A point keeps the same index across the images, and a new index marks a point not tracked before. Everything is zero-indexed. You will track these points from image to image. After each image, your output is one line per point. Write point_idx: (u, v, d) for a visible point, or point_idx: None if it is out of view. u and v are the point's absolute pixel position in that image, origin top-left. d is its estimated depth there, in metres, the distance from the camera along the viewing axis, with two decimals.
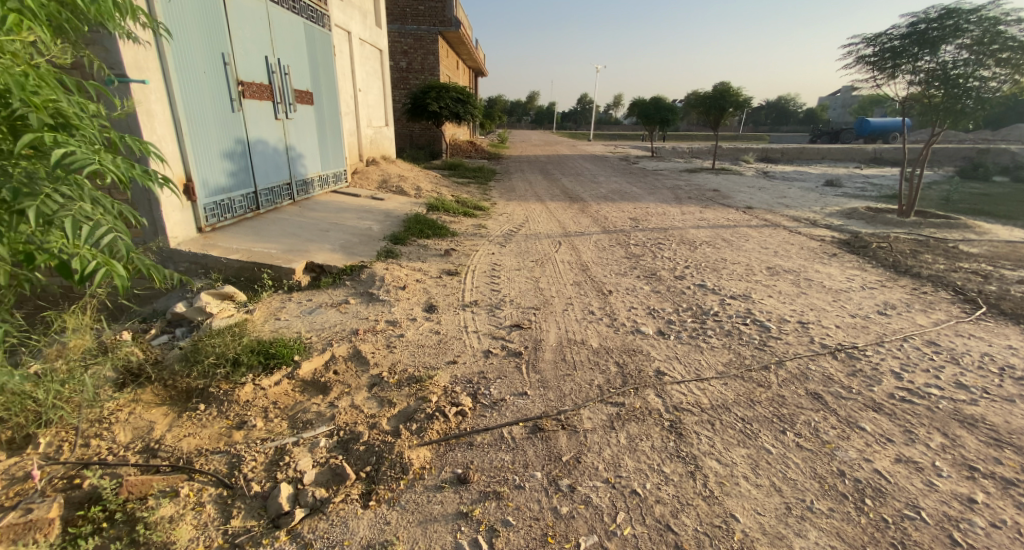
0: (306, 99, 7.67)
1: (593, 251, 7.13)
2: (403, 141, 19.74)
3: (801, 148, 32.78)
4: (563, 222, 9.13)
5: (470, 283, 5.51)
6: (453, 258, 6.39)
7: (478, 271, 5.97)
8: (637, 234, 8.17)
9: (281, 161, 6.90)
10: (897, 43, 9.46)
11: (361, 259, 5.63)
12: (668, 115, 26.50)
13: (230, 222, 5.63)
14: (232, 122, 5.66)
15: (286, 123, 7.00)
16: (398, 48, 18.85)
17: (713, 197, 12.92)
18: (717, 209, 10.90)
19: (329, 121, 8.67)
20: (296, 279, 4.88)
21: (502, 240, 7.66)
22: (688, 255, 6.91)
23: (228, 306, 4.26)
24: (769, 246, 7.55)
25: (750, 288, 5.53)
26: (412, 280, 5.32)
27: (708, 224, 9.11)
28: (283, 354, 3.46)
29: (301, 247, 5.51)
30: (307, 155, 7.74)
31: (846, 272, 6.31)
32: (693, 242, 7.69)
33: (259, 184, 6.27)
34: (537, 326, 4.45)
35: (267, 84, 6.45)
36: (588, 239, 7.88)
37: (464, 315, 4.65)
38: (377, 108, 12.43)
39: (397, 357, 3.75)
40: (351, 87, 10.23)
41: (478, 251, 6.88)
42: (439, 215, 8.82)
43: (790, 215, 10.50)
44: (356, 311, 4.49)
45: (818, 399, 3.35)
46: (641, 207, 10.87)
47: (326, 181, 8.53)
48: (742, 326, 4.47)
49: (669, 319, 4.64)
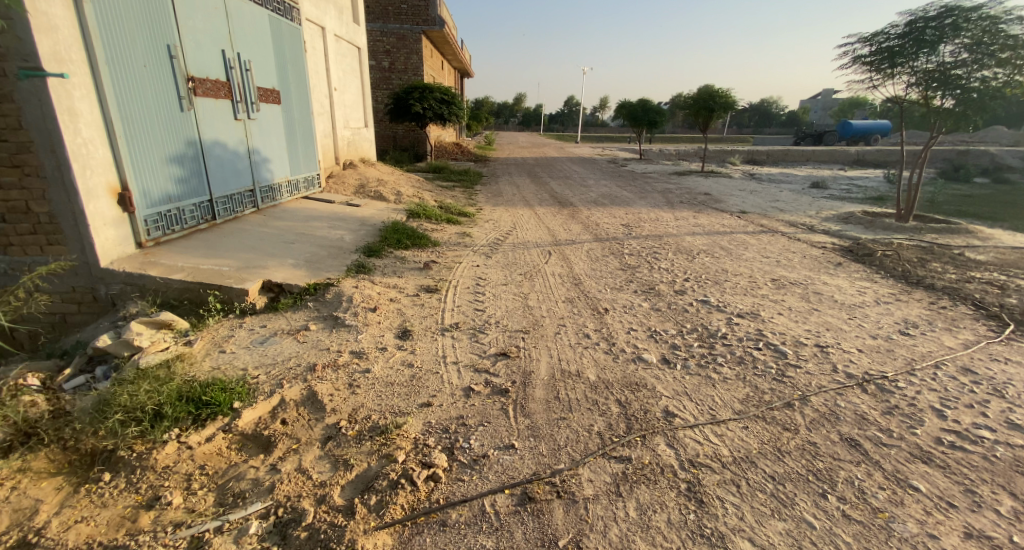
0: (273, 98, 7.07)
1: (584, 262, 6.59)
2: (385, 143, 19.09)
3: (787, 150, 32.69)
4: (551, 230, 8.59)
5: (449, 302, 4.93)
6: (432, 272, 5.81)
7: (459, 287, 5.40)
8: (631, 242, 7.67)
9: (242, 165, 6.29)
10: (895, 43, 9.00)
11: (328, 275, 5.04)
12: (656, 117, 26.19)
13: (179, 234, 5.03)
14: (181, 123, 5.05)
15: (248, 124, 6.40)
16: (380, 47, 18.21)
17: (705, 201, 12.50)
18: (711, 214, 10.47)
19: (300, 122, 8.05)
20: (250, 302, 4.30)
21: (487, 250, 7.09)
22: (687, 266, 6.40)
23: (164, 337, 3.67)
24: (770, 255, 7.09)
25: (758, 304, 5.03)
26: (384, 300, 4.73)
27: (704, 231, 8.63)
28: (219, 401, 2.91)
29: (259, 263, 4.92)
30: (274, 160, 7.14)
31: (857, 284, 5.84)
32: (691, 251, 7.20)
33: (215, 191, 5.66)
34: (525, 355, 3.89)
35: (224, 81, 5.84)
36: (579, 248, 7.34)
37: (442, 342, 4.07)
38: (356, 108, 11.83)
39: (361, 399, 3.17)
40: (326, 85, 9.61)
41: (459, 263, 6.31)
42: (419, 222, 8.24)
43: (786, 220, 10.11)
44: (317, 340, 3.91)
45: (856, 447, 2.84)
46: (633, 212, 10.39)
47: (297, 186, 7.92)
48: (756, 352, 3.95)
49: (673, 343, 4.11)
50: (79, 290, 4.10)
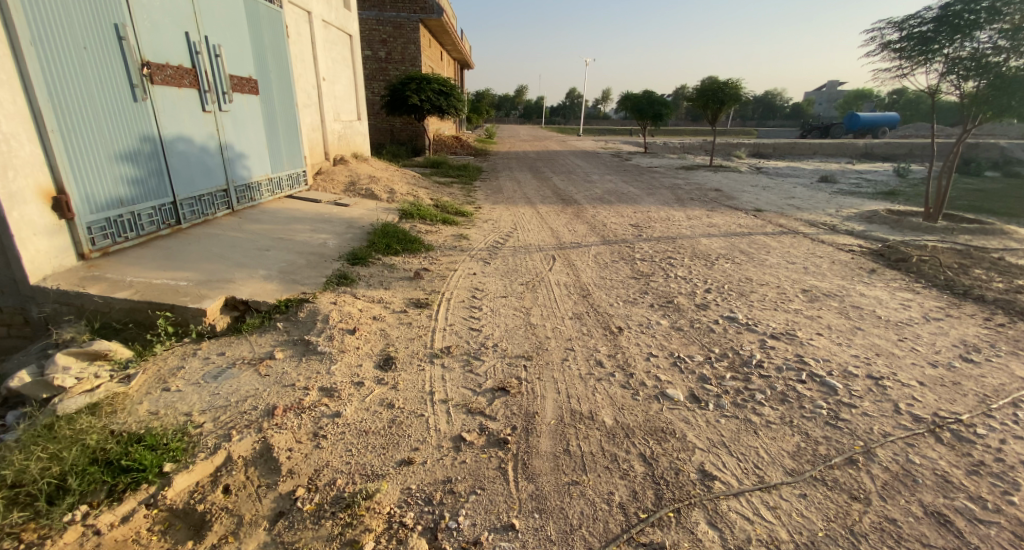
0: (251, 88, 6.48)
1: (592, 270, 5.97)
2: (382, 136, 18.44)
3: (793, 143, 31.87)
4: (553, 231, 7.96)
5: (441, 321, 4.33)
6: (424, 283, 5.21)
7: (453, 301, 4.80)
8: (641, 245, 7.07)
9: (214, 163, 5.71)
10: (928, 29, 8.33)
11: (304, 289, 4.44)
12: (661, 109, 25.44)
13: (134, 242, 4.47)
14: (133, 115, 4.47)
15: (220, 117, 5.82)
16: (376, 36, 17.51)
17: (717, 198, 11.85)
18: (725, 212, 9.85)
19: (282, 113, 7.42)
20: (208, 323, 3.72)
21: (485, 256, 6.49)
22: (706, 274, 5.78)
23: (97, 370, 3.07)
24: (795, 260, 6.47)
25: (792, 321, 4.42)
26: (366, 319, 4.13)
27: (720, 233, 8.01)
28: (145, 465, 2.35)
29: (223, 275, 4.32)
30: (251, 155, 6.53)
31: (897, 294, 5.22)
32: (708, 255, 6.59)
33: (179, 192, 5.09)
34: (527, 391, 3.29)
35: (188, 68, 5.23)
36: (585, 253, 6.72)
37: (430, 372, 3.47)
38: (348, 100, 11.23)
39: (327, 455, 2.58)
40: (312, 75, 8.97)
41: (454, 272, 5.71)
42: (413, 223, 7.63)
43: (804, 219, 9.49)
44: (283, 371, 3.31)
45: (946, 527, 2.26)
46: (641, 211, 9.78)
47: (281, 185, 7.34)
48: (801, 386, 3.35)
49: (702, 374, 3.50)
50: (7, 312, 3.55)
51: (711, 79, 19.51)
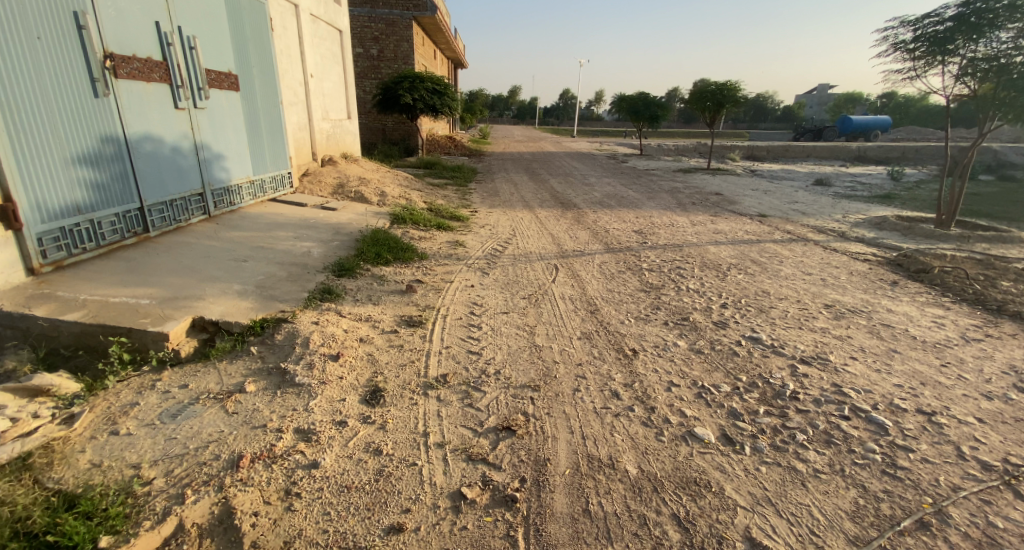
0: (230, 84, 6.03)
1: (597, 282, 5.56)
2: (374, 135, 17.93)
3: (787, 145, 31.75)
4: (553, 238, 7.54)
5: (435, 342, 3.89)
6: (417, 297, 4.78)
7: (449, 318, 4.37)
8: (648, 254, 6.69)
9: (188, 164, 5.26)
10: (943, 28, 7.96)
11: (282, 306, 4.00)
12: (657, 111, 25.18)
13: (93, 254, 4.01)
14: (94, 113, 4.02)
15: (195, 115, 5.38)
16: (368, 34, 17.02)
17: (719, 202, 11.51)
18: (729, 218, 9.50)
19: (265, 111, 6.96)
20: (171, 348, 3.28)
21: (483, 265, 6.06)
22: (721, 286, 5.39)
23: (37, 408, 2.60)
24: (811, 270, 6.11)
25: (821, 342, 4.03)
26: (351, 343, 3.69)
27: (727, 240, 7.63)
28: (74, 541, 1.96)
29: (192, 292, 3.88)
30: (229, 156, 6.07)
31: (927, 310, 4.86)
32: (719, 265, 6.22)
33: (146, 197, 4.64)
34: (537, 430, 2.87)
35: (158, 60, 4.78)
36: (589, 262, 6.31)
37: (423, 407, 3.04)
38: (338, 98, 10.76)
39: (301, 521, 2.16)
40: (299, 71, 8.51)
41: (449, 283, 5.29)
42: (405, 229, 7.19)
43: (811, 224, 9.16)
44: (253, 409, 2.87)
45: None
46: (643, 216, 9.41)
47: (263, 187, 6.89)
48: (845, 423, 2.95)
49: (732, 408, 3.09)
50: None
51: (704, 83, 19.24)
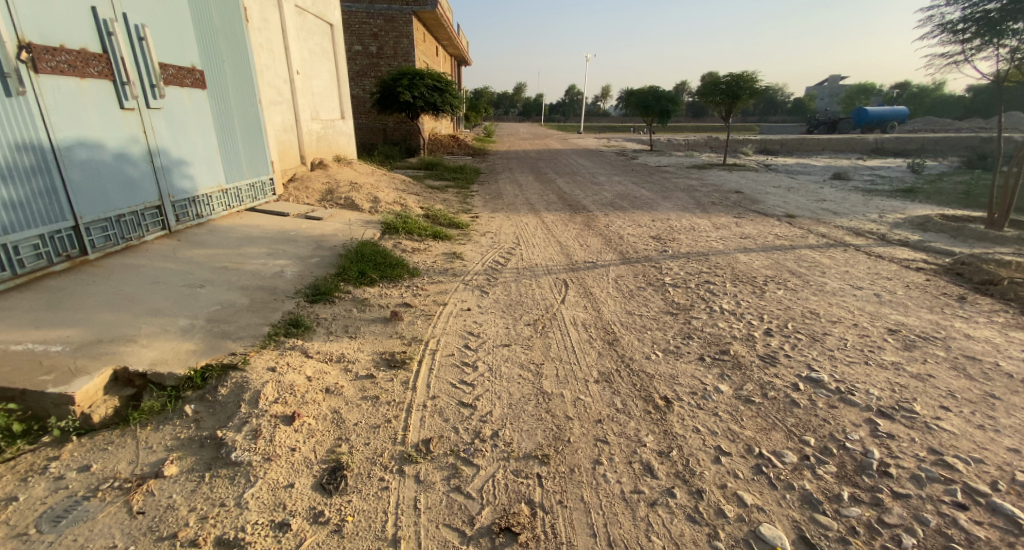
0: (194, 81, 5.37)
1: (614, 302, 4.80)
2: (374, 136, 17.27)
3: (801, 138, 30.67)
4: (562, 248, 6.79)
5: (419, 390, 3.18)
6: (403, 327, 4.06)
7: (439, 356, 3.64)
8: (669, 265, 5.95)
9: (139, 174, 4.62)
10: (994, 8, 7.05)
11: (234, 349, 3.31)
12: (668, 106, 24.29)
13: (7, 286, 3.43)
14: (3, 116, 3.42)
15: (147, 117, 4.73)
16: (366, 30, 16.30)
17: (740, 202, 10.70)
18: (755, 220, 8.70)
19: (240, 111, 6.28)
20: (79, 413, 2.66)
21: (482, 282, 5.33)
22: (761, 306, 4.61)
23: None
24: (860, 282, 5.32)
25: (899, 383, 3.24)
26: (314, 397, 2.99)
27: (757, 247, 6.84)
28: None
29: (122, 332, 3.24)
30: (195, 162, 5.40)
31: (1014, 334, 4.05)
32: (753, 278, 5.46)
33: (84, 214, 4.02)
34: (543, 533, 2.15)
35: (95, 53, 4.15)
36: (602, 277, 5.56)
37: (396, 496, 2.34)
38: (330, 97, 10.08)
39: None
40: (282, 67, 7.83)
41: (441, 308, 4.56)
42: (397, 240, 6.48)
43: (847, 226, 8.32)
44: (165, 507, 2.24)
45: None
46: (660, 219, 8.65)
47: (239, 197, 6.23)
48: (963, 516, 2.18)
49: (806, 491, 2.32)
50: None
51: (710, 80, 18.24)
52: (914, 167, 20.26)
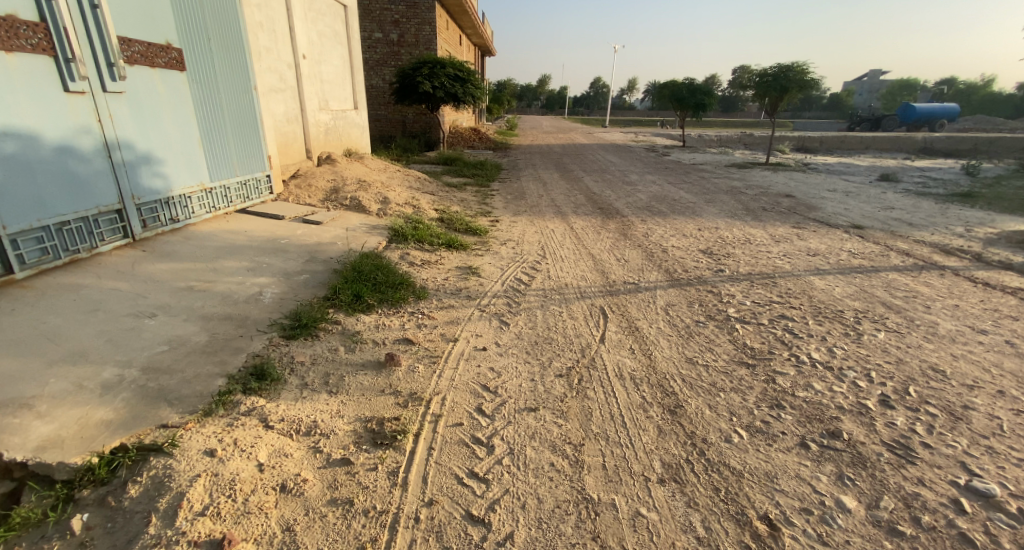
0: (170, 61, 4.53)
1: (667, 344, 3.81)
2: (393, 128, 16.46)
3: (844, 136, 28.83)
4: (596, 263, 5.81)
5: (411, 490, 2.27)
6: (398, 377, 3.14)
7: (441, 426, 2.72)
8: (727, 291, 4.94)
9: (91, 171, 3.80)
10: None
11: (164, 417, 2.45)
12: (704, 99, 22.88)
13: None
14: None
15: (103, 102, 3.89)
16: (388, 17, 15.48)
17: (794, 208, 9.53)
18: (817, 232, 7.57)
19: (230, 98, 5.43)
20: None
21: (501, 308, 4.40)
22: (862, 360, 3.56)
23: None
24: (979, 323, 4.23)
25: None
26: (263, 503, 2.10)
27: (831, 269, 5.75)
28: None
29: (18, 392, 2.41)
30: (170, 157, 4.56)
31: None
32: (836, 314, 4.41)
33: (8, 223, 3.21)
34: None
35: (28, 22, 3.32)
36: (648, 305, 4.57)
37: None
38: (341, 85, 9.23)
39: None
40: (285, 49, 6.98)
41: (451, 346, 3.63)
42: (408, 249, 5.59)
43: (928, 242, 7.13)
44: None
45: None
46: (706, 228, 7.59)
47: (227, 196, 5.39)
48: None
49: None
50: None
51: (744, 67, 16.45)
52: (969, 168, 18.57)
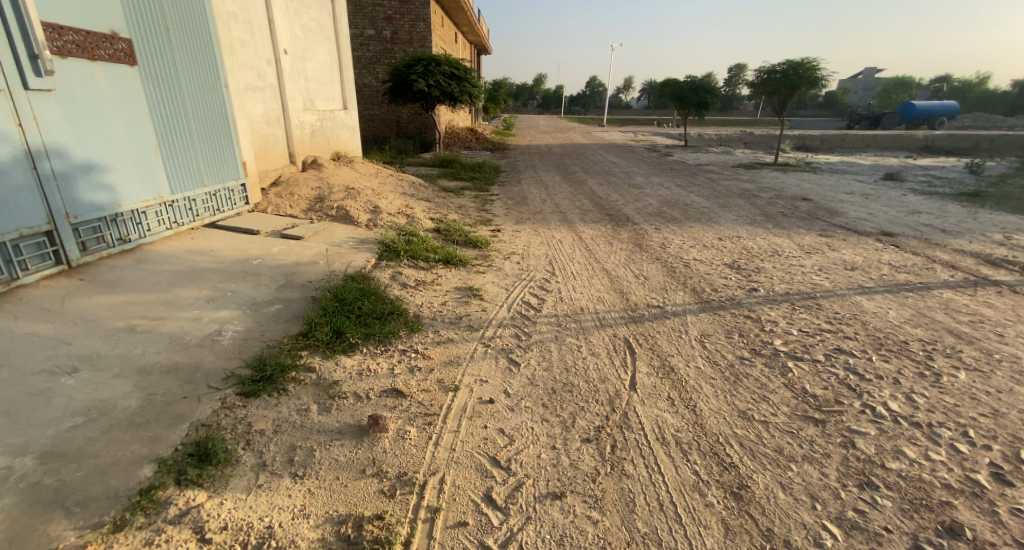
0: (115, 55, 3.85)
1: (712, 392, 3.17)
2: (386, 129, 15.76)
3: (845, 135, 28.30)
4: (613, 281, 5.16)
5: None
6: (385, 448, 2.48)
7: (438, 528, 2.07)
8: (767, 317, 4.30)
9: (10, 187, 3.11)
10: None
11: (62, 535, 1.79)
12: (706, 97, 22.26)
13: None
14: None
15: (26, 102, 3.20)
16: (380, 13, 14.74)
17: (815, 213, 8.94)
18: (847, 241, 6.97)
19: (195, 96, 4.73)
20: None
21: (509, 341, 3.74)
22: (953, 413, 3.01)
23: None
24: None
25: None
26: None
27: (876, 287, 5.14)
28: None
29: None
30: (117, 165, 3.88)
31: None
32: (901, 347, 3.80)
33: None
34: None
35: None
36: (680, 336, 3.93)
37: None
38: (327, 83, 8.53)
39: None
40: (262, 42, 6.27)
41: (450, 399, 2.94)
42: (400, 268, 4.93)
43: (970, 252, 6.56)
44: None
45: None
46: (726, 237, 6.96)
47: (192, 209, 4.71)
48: None
49: None
50: None
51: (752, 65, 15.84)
52: (973, 166, 18.15)
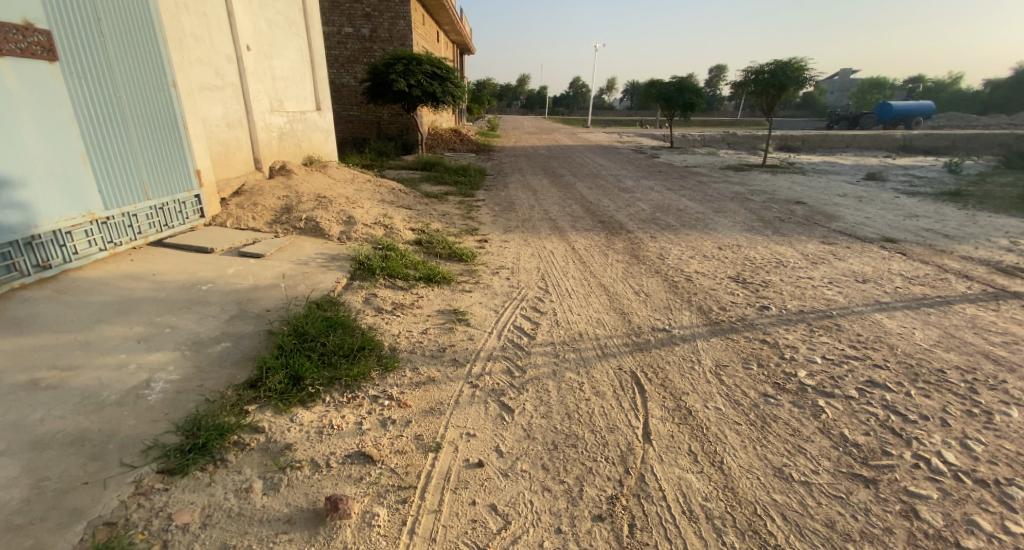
0: (29, 50, 3.26)
1: (740, 442, 2.70)
2: (366, 130, 15.13)
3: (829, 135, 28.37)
4: (611, 299, 4.68)
5: None
6: (345, 542, 1.95)
7: None
8: (785, 341, 3.86)
9: None
10: None
11: None
12: (692, 97, 22.01)
13: None
14: None
15: None
16: (358, 10, 14.14)
17: (812, 218, 8.59)
18: (851, 249, 6.60)
19: (136, 96, 4.13)
20: None
21: (498, 378, 3.23)
22: (1017, 464, 2.56)
23: None
24: None
25: None
26: None
27: (894, 302, 4.74)
28: None
29: None
30: (31, 179, 3.29)
31: None
32: (939, 377, 3.37)
33: None
34: None
35: None
36: (693, 367, 3.46)
37: None
38: (298, 82, 7.94)
39: None
40: (220, 37, 5.67)
41: (430, 463, 2.42)
42: (375, 289, 4.38)
43: (980, 259, 6.21)
44: None
45: None
46: (726, 245, 6.53)
47: (132, 226, 4.11)
48: None
49: None
50: None
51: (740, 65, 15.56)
52: (952, 166, 18.16)
